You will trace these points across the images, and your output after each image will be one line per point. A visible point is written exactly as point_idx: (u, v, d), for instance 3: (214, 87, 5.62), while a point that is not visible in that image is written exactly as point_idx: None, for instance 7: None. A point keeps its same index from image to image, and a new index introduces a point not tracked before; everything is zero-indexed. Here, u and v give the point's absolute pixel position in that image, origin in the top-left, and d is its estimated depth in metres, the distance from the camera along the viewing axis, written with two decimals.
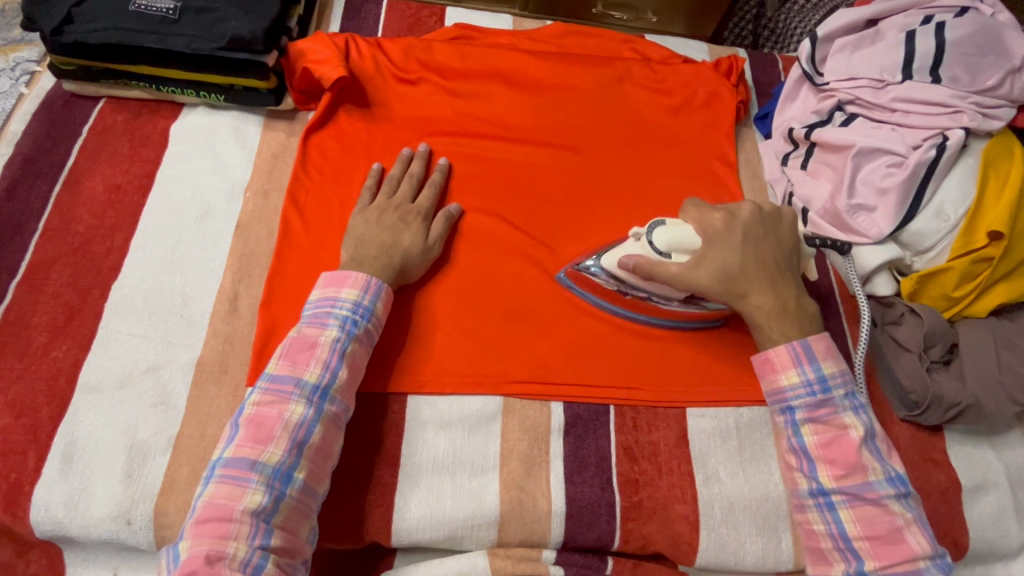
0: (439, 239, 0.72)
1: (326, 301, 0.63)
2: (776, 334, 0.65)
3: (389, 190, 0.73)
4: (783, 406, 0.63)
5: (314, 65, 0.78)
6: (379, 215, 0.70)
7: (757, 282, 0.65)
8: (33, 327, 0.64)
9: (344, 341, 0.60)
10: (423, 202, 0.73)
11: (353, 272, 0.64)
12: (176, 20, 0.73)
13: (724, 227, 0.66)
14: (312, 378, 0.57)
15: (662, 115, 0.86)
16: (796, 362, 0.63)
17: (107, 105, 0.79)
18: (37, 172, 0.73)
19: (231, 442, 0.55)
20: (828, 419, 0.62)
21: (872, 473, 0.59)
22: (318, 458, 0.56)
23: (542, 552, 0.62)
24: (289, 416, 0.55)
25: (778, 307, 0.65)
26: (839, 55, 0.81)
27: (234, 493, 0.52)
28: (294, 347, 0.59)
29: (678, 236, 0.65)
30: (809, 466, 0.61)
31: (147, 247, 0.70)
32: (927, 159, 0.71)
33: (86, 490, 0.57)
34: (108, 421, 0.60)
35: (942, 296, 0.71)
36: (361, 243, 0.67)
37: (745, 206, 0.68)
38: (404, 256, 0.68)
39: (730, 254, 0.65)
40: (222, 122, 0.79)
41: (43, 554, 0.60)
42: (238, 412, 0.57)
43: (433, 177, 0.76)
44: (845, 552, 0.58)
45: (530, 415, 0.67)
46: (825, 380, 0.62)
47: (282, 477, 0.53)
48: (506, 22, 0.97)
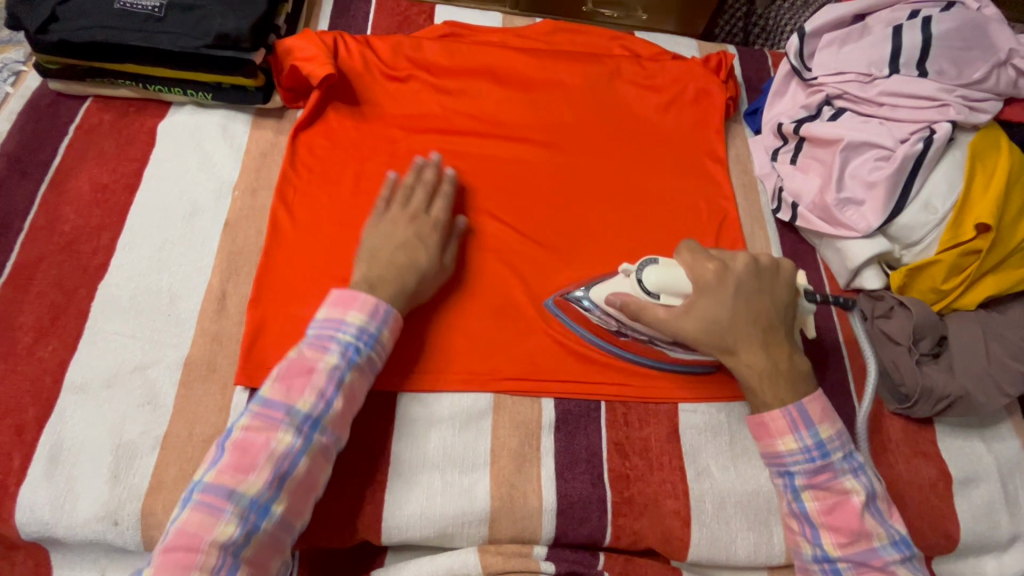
0: (453, 259, 0.70)
1: (331, 324, 0.60)
2: (768, 397, 0.61)
3: (402, 200, 0.70)
4: (782, 470, 0.61)
5: (301, 63, 0.77)
6: (393, 229, 0.67)
7: (751, 340, 0.61)
8: (18, 327, 0.64)
9: (344, 369, 0.58)
10: (439, 213, 0.70)
11: (362, 294, 0.62)
12: (162, 18, 0.72)
13: (715, 280, 0.62)
14: (305, 407, 0.55)
15: (652, 112, 0.86)
16: (792, 428, 0.60)
17: (93, 104, 0.78)
18: (22, 172, 0.73)
19: (213, 466, 0.52)
20: (829, 484, 0.59)
21: (877, 538, 0.57)
22: (300, 492, 0.54)
23: (532, 548, 0.62)
24: (275, 445, 0.53)
25: (770, 369, 0.61)
26: (827, 50, 0.81)
27: (206, 523, 0.50)
28: (290, 370, 0.57)
29: (669, 279, 0.62)
30: (813, 533, 0.59)
31: (134, 246, 0.69)
32: (915, 152, 0.71)
33: (71, 490, 0.57)
34: (94, 421, 0.60)
35: (931, 289, 0.71)
36: (374, 262, 0.65)
37: (739, 256, 0.63)
38: (420, 278, 0.66)
39: (721, 311, 0.61)
40: (210, 120, 0.78)
41: (29, 556, 0.59)
42: (225, 433, 0.55)
43: (444, 187, 0.72)
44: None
45: (520, 411, 0.67)
46: (822, 445, 0.59)
47: (259, 509, 0.51)
48: (495, 20, 0.97)
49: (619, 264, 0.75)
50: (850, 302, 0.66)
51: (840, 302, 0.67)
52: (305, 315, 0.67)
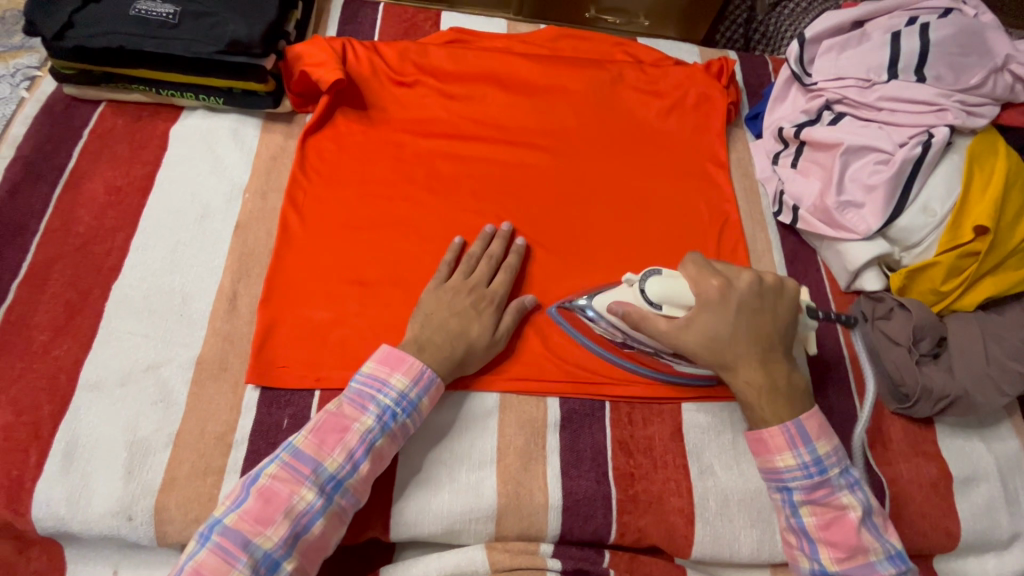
0: (508, 332, 0.68)
1: (374, 381, 0.60)
2: (765, 414, 0.61)
3: (466, 269, 0.70)
4: (780, 486, 0.61)
5: (311, 69, 0.79)
6: (453, 297, 0.68)
7: (750, 358, 0.62)
8: (34, 327, 0.65)
9: (376, 433, 0.58)
10: (498, 287, 0.70)
11: (411, 358, 0.62)
12: (176, 25, 0.74)
13: (719, 297, 0.62)
14: (332, 467, 0.55)
15: (655, 117, 0.88)
16: (791, 444, 0.60)
17: (107, 108, 0.80)
18: (37, 175, 0.74)
19: (236, 507, 0.53)
20: (827, 500, 0.59)
21: (872, 553, 0.58)
22: (310, 552, 0.54)
23: (538, 545, 0.63)
24: (296, 502, 0.53)
25: (768, 387, 0.62)
26: (827, 56, 0.83)
27: (220, 569, 0.50)
28: (326, 425, 0.57)
29: (672, 290, 0.63)
30: (810, 546, 0.59)
31: (148, 248, 0.70)
32: (914, 156, 0.72)
33: (87, 486, 0.58)
34: (108, 418, 0.61)
35: (931, 291, 0.72)
36: (429, 325, 0.65)
37: (744, 274, 0.64)
38: (469, 348, 0.65)
39: (722, 328, 0.62)
40: (222, 124, 0.80)
41: (44, 552, 0.60)
42: (252, 473, 0.55)
43: (510, 260, 0.73)
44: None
45: (526, 410, 0.68)
46: (820, 461, 0.59)
47: (270, 564, 0.51)
48: (500, 26, 0.99)
49: (621, 267, 0.76)
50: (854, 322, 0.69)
51: (840, 320, 0.68)
52: (313, 317, 0.68)
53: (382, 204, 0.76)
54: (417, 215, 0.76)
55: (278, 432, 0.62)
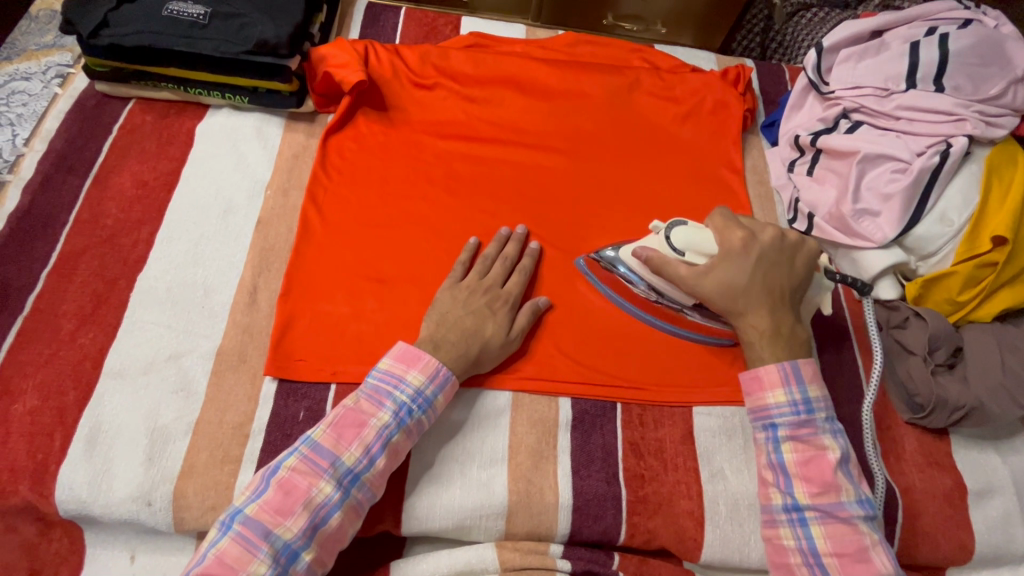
0: (522, 332, 0.69)
1: (391, 378, 0.61)
2: (767, 356, 0.63)
3: (481, 269, 0.71)
4: (766, 423, 0.62)
5: (334, 69, 0.81)
6: (468, 296, 0.69)
7: (758, 303, 0.64)
8: (62, 315, 0.67)
9: (392, 429, 0.59)
10: (513, 288, 0.71)
11: (427, 355, 0.62)
12: (205, 25, 0.77)
13: (741, 246, 0.65)
14: (349, 461, 0.56)
15: (671, 122, 0.88)
16: (784, 381, 0.61)
17: (136, 105, 0.82)
18: (68, 168, 0.76)
19: (257, 497, 0.54)
20: (808, 438, 0.60)
21: (845, 492, 0.58)
22: (328, 544, 0.55)
23: (548, 546, 0.63)
24: (315, 494, 0.54)
25: (773, 331, 0.63)
26: (845, 65, 0.83)
27: (243, 558, 0.51)
28: (344, 420, 0.58)
29: (696, 238, 0.66)
30: (786, 481, 0.59)
31: (172, 240, 0.72)
32: (931, 165, 0.72)
33: (108, 471, 0.59)
34: (130, 406, 0.62)
35: (947, 300, 0.71)
36: (444, 323, 0.66)
37: (769, 230, 0.66)
38: (484, 346, 0.66)
39: (737, 272, 0.64)
40: (246, 123, 0.82)
41: (65, 534, 0.62)
42: (273, 464, 0.56)
43: (523, 262, 0.74)
44: (813, 568, 0.57)
45: (538, 409, 0.68)
46: (809, 401, 0.61)
47: (289, 554, 0.52)
48: (519, 32, 1.00)
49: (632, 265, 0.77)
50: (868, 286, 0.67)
51: (857, 285, 0.67)
52: (329, 311, 0.69)
53: (401, 203, 0.77)
54: (434, 215, 0.77)
55: (293, 424, 0.63)
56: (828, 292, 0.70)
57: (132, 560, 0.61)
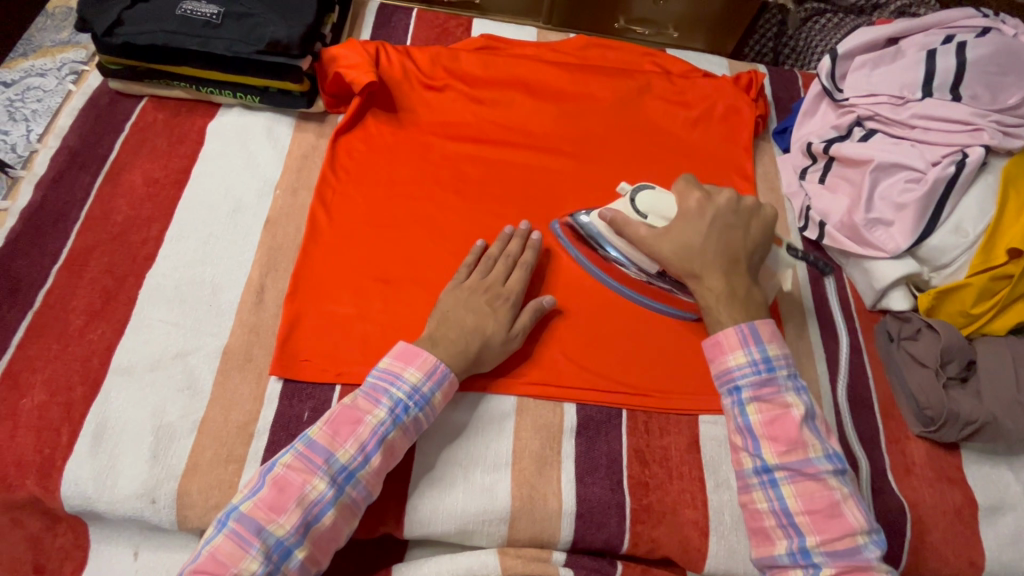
0: (524, 330, 0.68)
1: (388, 376, 0.61)
2: (724, 318, 0.64)
3: (483, 270, 0.71)
4: (730, 387, 0.62)
5: (345, 70, 0.81)
6: (469, 294, 0.68)
7: (714, 265, 0.65)
8: (71, 310, 0.67)
9: (388, 426, 0.58)
10: (514, 285, 0.70)
11: (425, 352, 0.62)
12: (218, 25, 0.77)
13: (697, 208, 0.68)
14: (344, 458, 0.56)
15: (681, 126, 0.88)
16: (743, 343, 0.62)
17: (148, 103, 0.83)
18: (80, 165, 0.77)
19: (253, 495, 0.54)
20: (772, 397, 0.60)
21: (813, 449, 0.57)
22: (321, 542, 0.55)
23: (551, 553, 0.63)
24: (309, 491, 0.54)
25: (727, 292, 0.64)
26: (859, 72, 0.82)
27: (235, 554, 0.51)
28: (340, 417, 0.58)
29: (657, 202, 0.70)
30: (754, 444, 0.59)
31: (181, 239, 0.73)
32: (947, 175, 0.71)
33: (114, 467, 0.60)
34: (137, 403, 0.63)
35: (960, 313, 0.70)
36: (445, 322, 0.66)
37: (725, 194, 0.69)
38: (484, 344, 0.65)
39: (693, 234, 0.67)
40: (257, 122, 0.82)
41: (69, 530, 0.62)
42: (270, 462, 0.57)
43: (525, 256, 0.72)
44: (788, 529, 0.56)
45: (542, 414, 0.68)
46: (770, 360, 0.61)
47: (281, 551, 0.52)
48: (530, 34, 1.00)
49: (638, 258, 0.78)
50: (828, 267, 0.77)
51: (818, 265, 0.77)
52: (336, 311, 0.69)
53: (409, 204, 0.77)
54: (442, 216, 0.77)
55: (298, 424, 0.63)
56: (788, 270, 0.74)
57: (136, 557, 0.62)
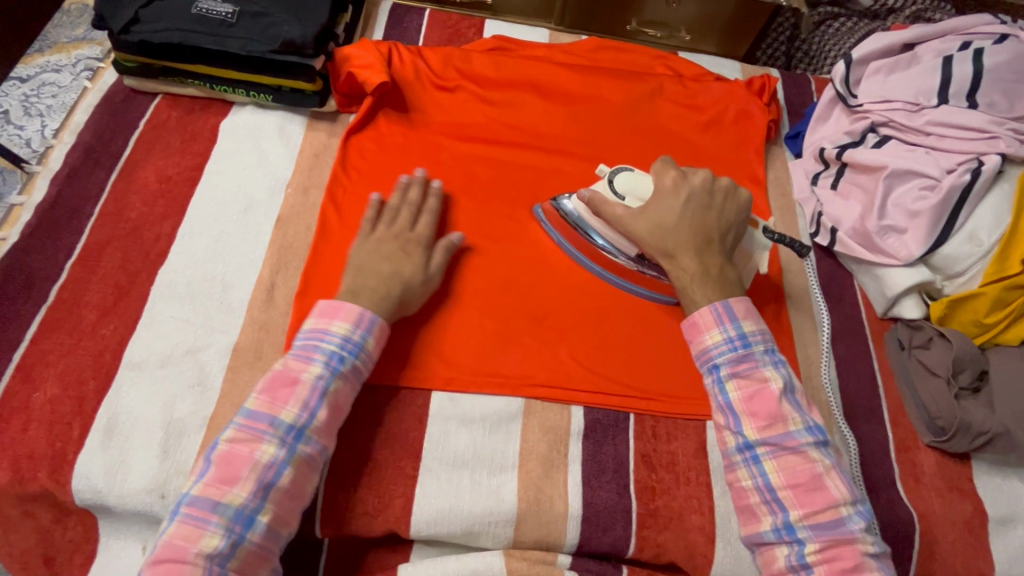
0: (440, 269, 0.70)
1: (316, 334, 0.61)
2: (698, 298, 0.65)
3: (388, 221, 0.71)
4: (710, 366, 0.63)
5: (358, 70, 0.81)
6: (378, 244, 0.68)
7: (688, 244, 0.66)
8: (84, 305, 0.68)
9: (327, 379, 0.59)
10: (423, 229, 0.71)
11: (347, 303, 0.63)
12: (233, 24, 0.77)
13: (672, 187, 0.69)
14: (289, 418, 0.56)
15: (692, 130, 0.88)
16: (717, 322, 0.63)
17: (162, 101, 0.83)
18: (95, 161, 0.78)
19: (200, 477, 0.54)
20: (749, 372, 0.61)
21: (792, 422, 0.59)
22: (285, 501, 0.55)
23: (556, 555, 0.63)
24: (259, 456, 0.54)
25: (701, 272, 0.66)
26: (874, 77, 0.82)
27: (193, 535, 0.51)
28: (275, 382, 0.58)
29: (635, 183, 0.71)
30: (735, 421, 0.60)
31: (193, 235, 0.73)
32: (962, 183, 0.70)
33: (124, 462, 0.60)
34: (147, 398, 0.63)
35: (973, 323, 0.69)
36: (362, 272, 0.66)
37: (699, 173, 0.70)
38: (405, 286, 0.66)
39: (668, 213, 0.68)
40: (269, 121, 0.83)
41: (80, 522, 0.63)
42: (212, 445, 0.56)
43: (430, 204, 0.74)
44: (772, 505, 0.57)
45: (550, 417, 0.68)
46: (745, 337, 0.62)
47: (243, 520, 0.52)
48: (543, 36, 1.00)
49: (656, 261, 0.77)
50: (806, 248, 0.70)
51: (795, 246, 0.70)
52: None
53: None
54: (452, 217, 0.77)
55: None
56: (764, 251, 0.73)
57: (144, 551, 0.62)
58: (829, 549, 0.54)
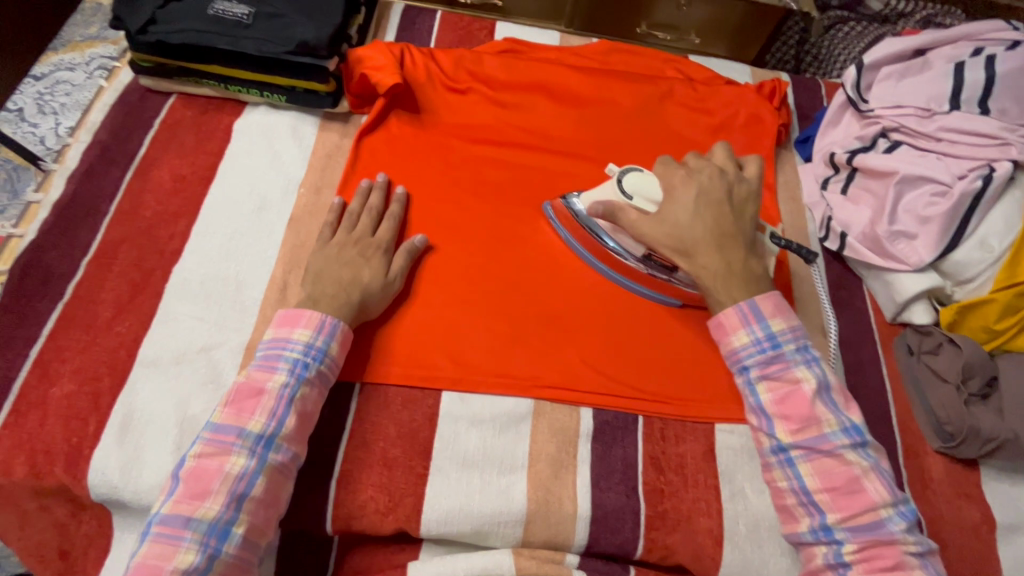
0: (402, 273, 0.71)
1: (278, 344, 0.62)
2: (723, 296, 0.68)
3: (348, 226, 0.73)
4: (739, 367, 0.66)
5: (371, 71, 0.82)
6: (338, 250, 0.70)
7: (706, 244, 0.68)
8: (100, 302, 0.68)
9: (293, 386, 0.60)
10: (384, 234, 0.73)
11: (308, 311, 0.64)
12: (249, 25, 0.78)
13: (681, 185, 0.71)
14: (256, 428, 0.57)
15: (703, 133, 0.88)
16: (745, 322, 0.66)
17: (177, 100, 0.84)
18: (111, 160, 0.78)
19: (170, 495, 0.55)
20: (780, 374, 0.64)
21: (826, 424, 0.61)
22: (260, 509, 0.56)
23: (565, 555, 0.63)
24: (228, 468, 0.55)
25: (724, 270, 0.68)
26: (885, 83, 0.82)
27: (166, 553, 0.52)
28: (239, 395, 0.59)
29: (643, 184, 0.72)
30: (768, 423, 0.63)
31: (207, 234, 0.74)
32: (973, 189, 0.70)
33: (139, 457, 0.61)
34: (162, 395, 0.64)
35: (983, 328, 0.70)
36: (320, 279, 0.67)
37: (708, 169, 0.72)
38: (364, 292, 0.67)
39: (683, 214, 0.70)
40: (283, 121, 0.83)
41: (95, 517, 0.63)
42: (179, 463, 0.57)
43: (391, 209, 0.75)
44: (809, 507, 0.60)
45: (559, 418, 0.68)
46: (774, 337, 0.65)
47: (218, 533, 0.53)
48: (553, 38, 1.01)
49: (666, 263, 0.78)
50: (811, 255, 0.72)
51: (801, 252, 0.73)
52: None
53: (431, 206, 0.78)
54: (463, 219, 0.78)
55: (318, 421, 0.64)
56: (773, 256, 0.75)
57: None
58: (868, 549, 0.57)
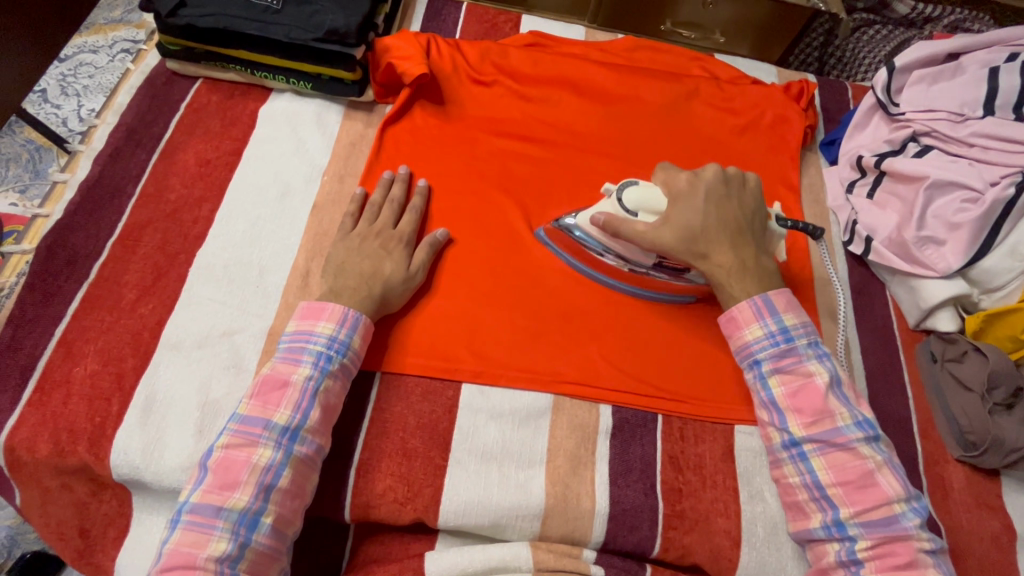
0: (423, 266, 0.71)
1: (301, 336, 0.62)
2: (738, 292, 0.68)
3: (370, 216, 0.72)
4: (751, 361, 0.66)
5: (399, 61, 0.81)
6: (360, 242, 0.70)
7: (719, 241, 0.68)
8: (124, 284, 0.69)
9: (317, 378, 0.60)
10: (406, 226, 0.72)
11: (331, 304, 0.64)
12: (278, 11, 0.78)
13: (687, 187, 0.70)
14: (282, 420, 0.57)
15: (728, 133, 0.87)
16: (757, 316, 0.66)
17: (203, 85, 0.84)
18: (136, 142, 0.79)
19: (199, 485, 0.55)
20: (794, 367, 0.64)
21: (841, 418, 0.61)
22: (287, 500, 0.56)
23: (582, 550, 0.63)
24: (256, 460, 0.55)
25: (738, 266, 0.68)
26: (917, 87, 0.80)
27: (199, 541, 0.52)
28: (266, 386, 0.59)
29: (646, 197, 0.70)
30: (780, 418, 0.63)
31: (230, 219, 0.74)
32: (1005, 197, 0.69)
33: (161, 439, 0.61)
34: (186, 377, 0.64)
35: (1009, 337, 0.69)
36: (342, 273, 0.67)
37: (710, 168, 0.71)
38: (386, 286, 0.67)
39: (691, 215, 0.69)
40: (307, 109, 0.83)
41: (114, 497, 0.64)
42: (206, 453, 0.57)
43: (414, 201, 0.75)
44: (822, 502, 0.60)
45: (578, 415, 0.68)
46: (787, 330, 0.65)
47: (248, 522, 0.53)
48: (579, 33, 1.00)
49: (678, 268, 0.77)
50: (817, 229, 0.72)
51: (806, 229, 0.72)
52: None
53: (454, 198, 0.78)
54: (487, 212, 0.78)
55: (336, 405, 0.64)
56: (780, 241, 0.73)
57: None
58: (881, 546, 0.56)
